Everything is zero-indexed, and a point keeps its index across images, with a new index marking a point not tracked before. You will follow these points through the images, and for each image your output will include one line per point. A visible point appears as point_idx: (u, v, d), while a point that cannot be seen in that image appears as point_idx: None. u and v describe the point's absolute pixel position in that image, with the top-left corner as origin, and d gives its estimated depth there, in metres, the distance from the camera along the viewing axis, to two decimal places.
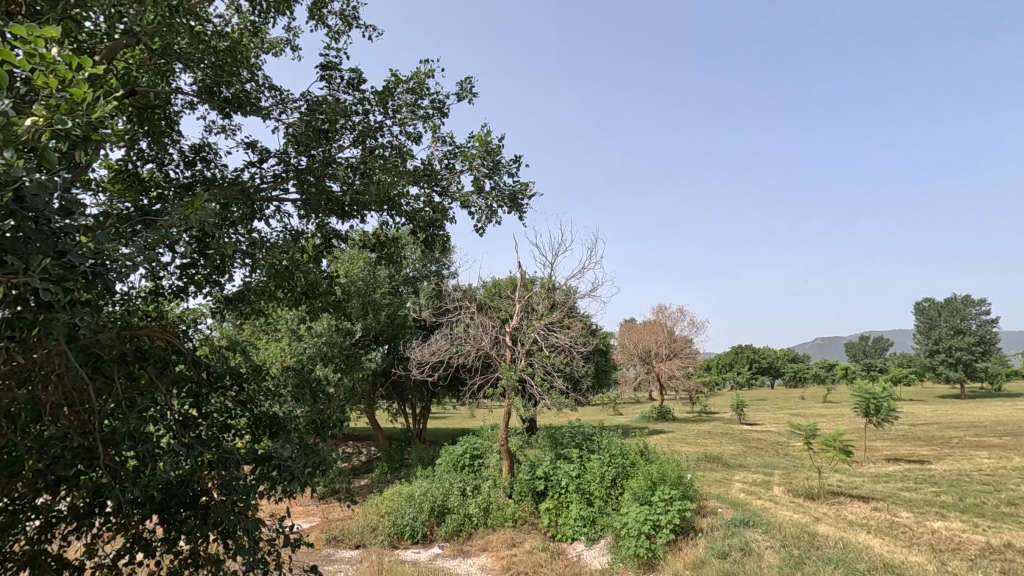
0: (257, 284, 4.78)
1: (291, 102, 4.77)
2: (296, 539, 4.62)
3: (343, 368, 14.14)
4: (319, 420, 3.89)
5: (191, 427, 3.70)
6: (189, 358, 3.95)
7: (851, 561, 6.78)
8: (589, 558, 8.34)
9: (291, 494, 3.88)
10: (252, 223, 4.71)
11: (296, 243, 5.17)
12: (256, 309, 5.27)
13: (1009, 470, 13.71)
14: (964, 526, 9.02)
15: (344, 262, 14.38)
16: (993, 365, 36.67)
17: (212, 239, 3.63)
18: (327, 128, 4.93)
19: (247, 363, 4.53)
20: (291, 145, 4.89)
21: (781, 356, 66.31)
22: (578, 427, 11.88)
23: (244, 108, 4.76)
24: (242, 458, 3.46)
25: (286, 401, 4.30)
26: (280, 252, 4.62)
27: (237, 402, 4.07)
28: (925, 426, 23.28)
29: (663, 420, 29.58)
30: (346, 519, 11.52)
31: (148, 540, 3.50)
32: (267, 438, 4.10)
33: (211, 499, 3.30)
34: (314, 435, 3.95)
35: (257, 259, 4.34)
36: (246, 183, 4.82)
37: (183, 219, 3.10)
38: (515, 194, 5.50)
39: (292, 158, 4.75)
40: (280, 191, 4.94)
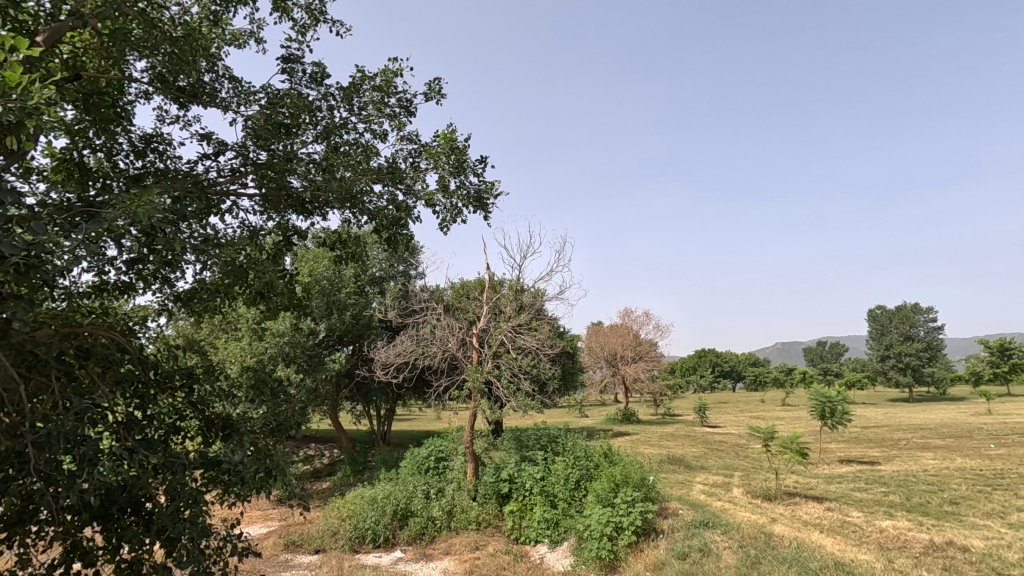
0: (211, 281, 4.58)
1: (252, 94, 4.61)
2: (248, 547, 4.40)
3: (305, 369, 13.79)
4: (275, 421, 3.70)
5: (136, 429, 3.49)
6: (136, 356, 3.74)
7: (805, 560, 6.94)
8: (552, 560, 8.32)
9: (244, 499, 3.69)
10: (207, 219, 4.50)
11: (253, 240, 4.98)
12: (212, 307, 5.05)
13: (952, 470, 14.38)
14: (910, 524, 9.38)
15: (308, 261, 14.04)
16: (939, 370, 38.46)
17: (161, 234, 3.45)
18: (288, 123, 4.76)
19: (200, 364, 4.33)
20: (250, 139, 4.70)
21: (743, 361, 68.30)
22: (544, 429, 11.88)
23: (199, 98, 4.57)
24: (190, 462, 3.25)
25: (241, 403, 4.09)
26: (236, 248, 4.44)
27: (188, 402, 3.85)
28: (877, 429, 24.26)
29: (628, 422, 30.02)
30: (305, 524, 11.21)
31: (88, 548, 3.27)
32: (219, 441, 3.89)
33: (156, 505, 3.10)
34: (269, 438, 3.77)
35: (211, 257, 4.15)
36: (200, 176, 4.61)
37: (129, 212, 2.93)
38: (481, 193, 5.44)
39: (252, 152, 4.55)
40: (238, 186, 4.76)
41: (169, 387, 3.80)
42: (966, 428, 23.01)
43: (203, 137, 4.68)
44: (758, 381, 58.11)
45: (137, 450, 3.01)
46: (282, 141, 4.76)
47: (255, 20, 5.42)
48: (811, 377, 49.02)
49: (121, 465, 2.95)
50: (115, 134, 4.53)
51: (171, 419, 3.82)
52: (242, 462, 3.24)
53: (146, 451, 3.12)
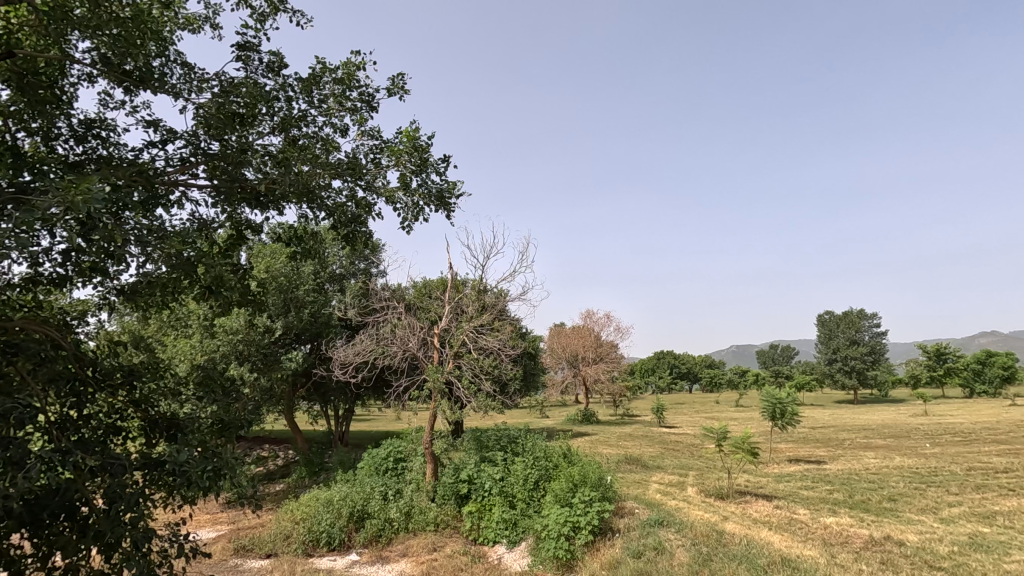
0: (156, 275, 4.34)
1: (204, 81, 4.41)
2: (195, 548, 4.20)
3: (260, 368, 13.31)
4: (223, 421, 3.53)
5: (70, 430, 3.26)
6: (73, 353, 3.50)
7: (753, 557, 7.15)
8: (509, 560, 8.29)
9: (190, 502, 3.51)
10: (153, 210, 4.28)
11: (203, 233, 4.76)
12: (159, 302, 4.81)
13: (891, 468, 15.12)
14: (852, 521, 9.80)
15: (264, 256, 13.57)
16: (881, 373, 40.44)
17: (101, 224, 3.26)
18: (243, 113, 4.57)
19: (144, 360, 4.11)
20: (202, 128, 4.50)
21: (699, 363, 70.25)
22: (504, 429, 11.86)
23: (148, 83, 4.35)
24: (131, 463, 3.06)
25: (187, 402, 3.88)
26: (185, 240, 4.23)
27: (127, 402, 3.61)
28: (824, 429, 25.30)
29: (588, 422, 30.35)
30: (257, 528, 10.85)
31: (16, 557, 3.03)
32: (163, 442, 3.65)
33: (94, 509, 2.91)
34: (217, 438, 3.59)
35: (155, 250, 3.94)
36: (146, 165, 4.38)
37: (65, 201, 2.75)
38: (443, 192, 5.39)
39: (203, 141, 4.34)
40: (188, 176, 4.54)
41: (109, 385, 3.57)
42: (904, 428, 24.32)
43: (150, 125, 4.45)
44: (713, 383, 59.87)
45: (72, 451, 2.82)
46: (237, 131, 4.58)
47: (211, 4, 5.21)
48: (763, 379, 50.83)
49: (51, 469, 2.74)
50: (53, 117, 4.26)
51: (110, 418, 3.58)
52: (188, 462, 3.06)
53: (81, 452, 2.92)
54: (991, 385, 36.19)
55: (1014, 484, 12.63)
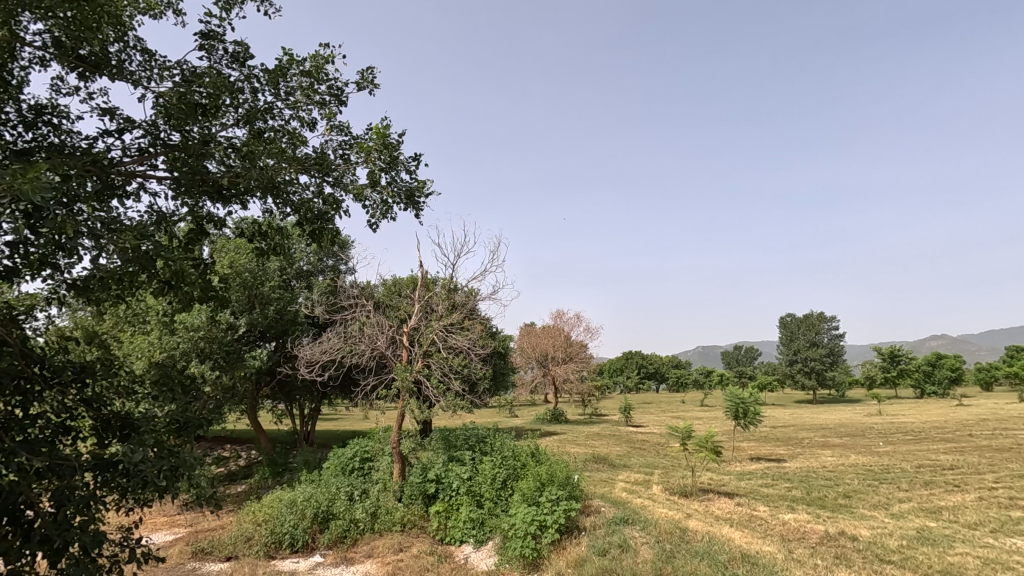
0: (111, 268, 4.17)
1: (164, 69, 4.26)
2: (149, 551, 4.05)
3: (222, 366, 12.81)
4: (181, 420, 3.39)
5: (14, 430, 3.10)
6: (20, 348, 3.28)
7: (715, 554, 7.33)
8: (476, 560, 8.27)
9: (144, 504, 3.38)
10: (108, 201, 4.10)
11: (162, 226, 4.58)
12: (114, 297, 4.62)
13: (846, 466, 15.69)
14: (808, 517, 10.12)
15: (228, 251, 13.19)
16: (839, 374, 41.89)
17: (51, 215, 3.11)
18: (206, 104, 4.43)
19: (97, 357, 3.94)
20: (162, 118, 4.34)
21: (666, 364, 71.52)
22: (472, 429, 11.87)
23: (104, 70, 4.17)
24: (80, 464, 2.93)
25: (142, 400, 3.69)
26: (142, 233, 4.07)
27: (78, 400, 3.38)
28: (784, 428, 26.10)
29: (556, 421, 30.55)
30: (216, 530, 10.55)
31: None
32: (117, 443, 3.40)
33: (41, 512, 2.78)
34: (174, 438, 3.44)
35: (110, 242, 3.78)
36: (101, 154, 4.21)
37: (10, 189, 2.61)
38: (413, 191, 5.34)
39: (163, 131, 4.19)
40: (146, 167, 4.38)
41: (59, 383, 3.34)
42: (859, 427, 25.26)
43: (106, 112, 4.27)
44: (680, 383, 61.04)
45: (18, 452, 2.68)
46: (199, 121, 4.43)
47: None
48: (728, 379, 52.09)
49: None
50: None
51: (59, 418, 3.37)
52: (142, 463, 2.94)
53: (27, 453, 2.78)
54: (940, 385, 37.90)
55: (959, 481, 13.26)
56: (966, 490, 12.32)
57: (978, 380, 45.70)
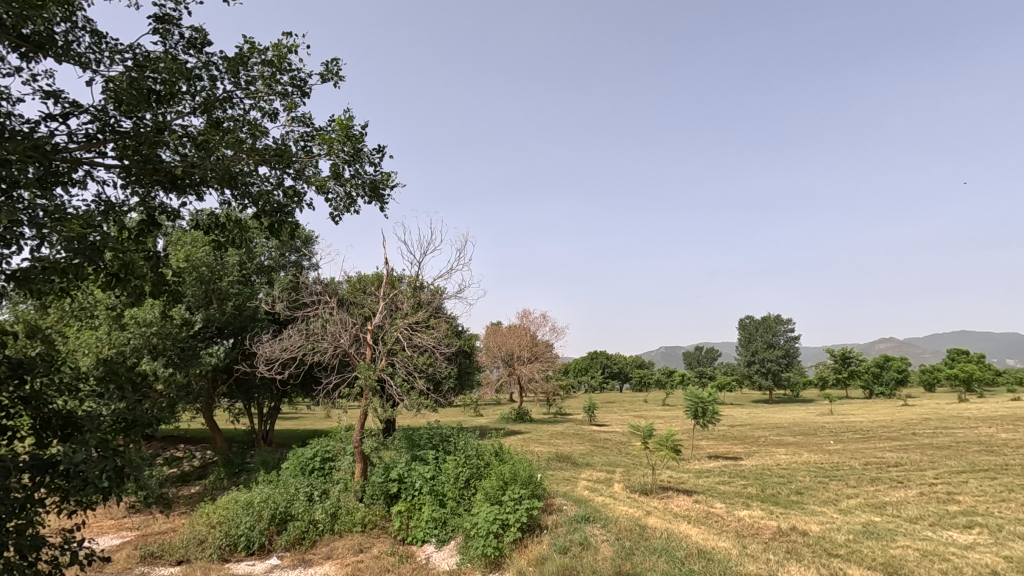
0: (55, 259, 3.93)
1: (115, 52, 4.05)
2: (92, 555, 3.85)
3: (175, 363, 12.34)
4: (128, 418, 3.19)
5: None
6: None
7: (672, 550, 7.49)
8: (438, 559, 8.20)
9: (88, 505, 3.20)
10: (51, 189, 3.87)
11: (111, 216, 4.35)
12: (58, 290, 4.36)
13: (798, 464, 16.27)
14: (762, 513, 10.44)
15: (184, 244, 12.72)
16: (794, 375, 43.38)
17: None
18: (160, 91, 4.23)
19: (37, 352, 3.71)
20: (112, 103, 4.13)
21: (630, 364, 72.69)
22: (436, 428, 11.79)
23: (49, 52, 3.95)
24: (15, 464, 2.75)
25: (86, 399, 3.48)
26: (88, 223, 3.85)
27: (16, 397, 3.15)
28: (741, 427, 26.89)
29: (521, 420, 30.63)
30: (167, 533, 10.15)
31: None
32: (58, 443, 3.18)
33: None
34: (120, 438, 3.25)
35: (54, 232, 3.56)
36: (44, 140, 3.98)
37: None
38: (377, 183, 5.25)
39: (113, 117, 3.98)
40: (94, 155, 4.16)
41: None
42: (812, 426, 26.22)
43: (50, 95, 4.02)
44: (643, 383, 62.16)
45: None
46: (153, 108, 4.24)
47: None
48: (689, 379, 53.36)
49: None
50: None
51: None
52: (83, 463, 2.78)
53: None
54: (887, 386, 39.71)
55: (902, 477, 13.91)
56: (908, 486, 12.92)
57: (922, 380, 48.05)
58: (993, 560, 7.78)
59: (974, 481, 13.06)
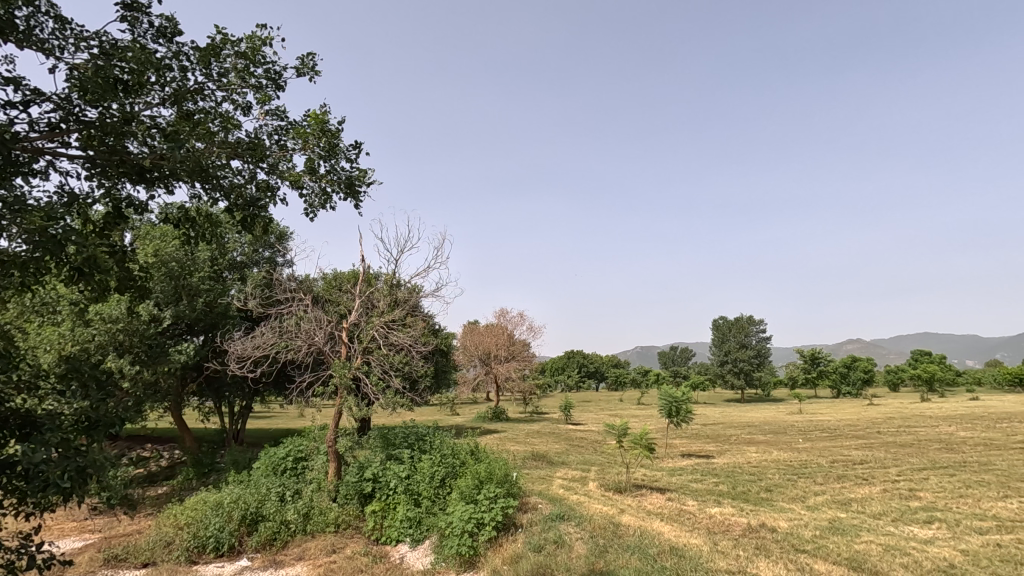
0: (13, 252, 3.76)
1: (80, 39, 3.91)
2: (52, 559, 3.68)
3: (142, 361, 12.00)
4: (90, 418, 3.02)
5: None
6: None
7: (645, 547, 7.58)
8: (412, 559, 8.15)
9: (47, 507, 3.05)
10: (10, 179, 3.71)
11: (74, 208, 4.20)
12: (17, 284, 4.18)
13: (768, 462, 16.62)
14: (733, 510, 10.64)
15: (153, 238, 12.38)
16: (765, 374, 44.30)
17: None
18: (128, 80, 4.10)
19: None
20: (77, 92, 3.98)
21: (605, 363, 73.32)
22: (412, 427, 11.71)
23: (9, 37, 3.80)
24: None
25: (47, 397, 3.32)
26: (49, 214, 3.70)
27: None
28: (713, 425, 27.37)
29: (497, 419, 30.64)
30: (132, 536, 9.87)
31: None
32: (15, 443, 3.02)
33: None
34: (82, 437, 3.10)
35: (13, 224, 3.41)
36: (3, 128, 3.82)
37: None
38: (353, 180, 5.19)
39: (77, 106, 3.85)
40: (57, 145, 4.01)
41: None
42: (782, 425, 26.81)
43: (9, 82, 3.87)
44: (618, 382, 62.78)
45: None
46: (120, 98, 4.11)
47: None
48: (663, 378, 54.08)
49: None
50: None
51: None
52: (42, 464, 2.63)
53: None
54: (854, 386, 40.83)
55: (867, 474, 14.32)
56: (872, 483, 13.31)
57: (886, 380, 49.54)
58: (951, 554, 8.06)
59: (934, 478, 13.53)
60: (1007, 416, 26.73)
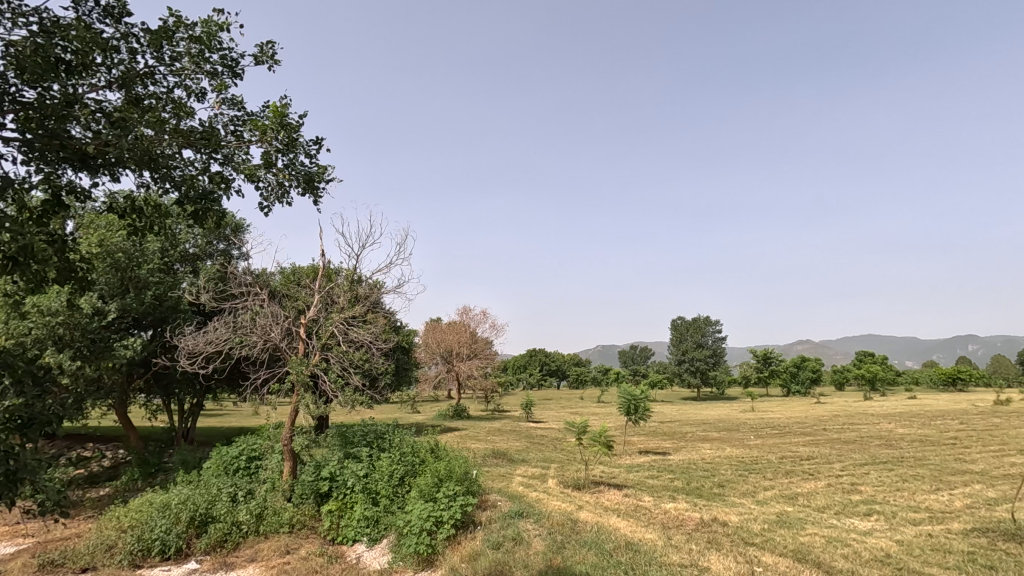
0: None
1: (17, 15, 3.67)
2: None
3: (85, 356, 11.40)
4: (24, 416, 2.85)
5: None
6: None
7: (601, 543, 7.71)
8: (368, 559, 8.04)
9: None
10: None
11: (8, 193, 3.95)
12: None
13: (721, 458, 17.16)
14: (687, 505, 10.94)
15: (98, 228, 11.78)
16: (720, 373, 45.66)
17: None
18: (71, 61, 3.88)
19: None
20: (13, 70, 3.74)
21: (567, 361, 74.21)
22: (371, 426, 11.56)
23: None
24: None
25: None
26: None
27: None
28: (670, 423, 28.05)
29: (458, 417, 30.53)
30: (70, 540, 9.39)
31: None
32: None
33: None
34: (13, 437, 2.92)
35: None
36: None
37: None
38: (312, 175, 5.08)
39: (14, 86, 3.62)
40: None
41: None
42: (735, 423, 27.71)
43: None
44: (579, 380, 63.60)
45: None
46: (62, 80, 3.89)
47: None
48: (623, 377, 55.07)
49: None
50: None
51: None
52: None
53: None
54: (803, 385, 42.61)
55: (813, 470, 14.96)
56: (817, 478, 13.92)
57: (833, 380, 51.81)
58: (887, 544, 8.51)
59: (874, 473, 14.24)
60: (941, 414, 28.38)
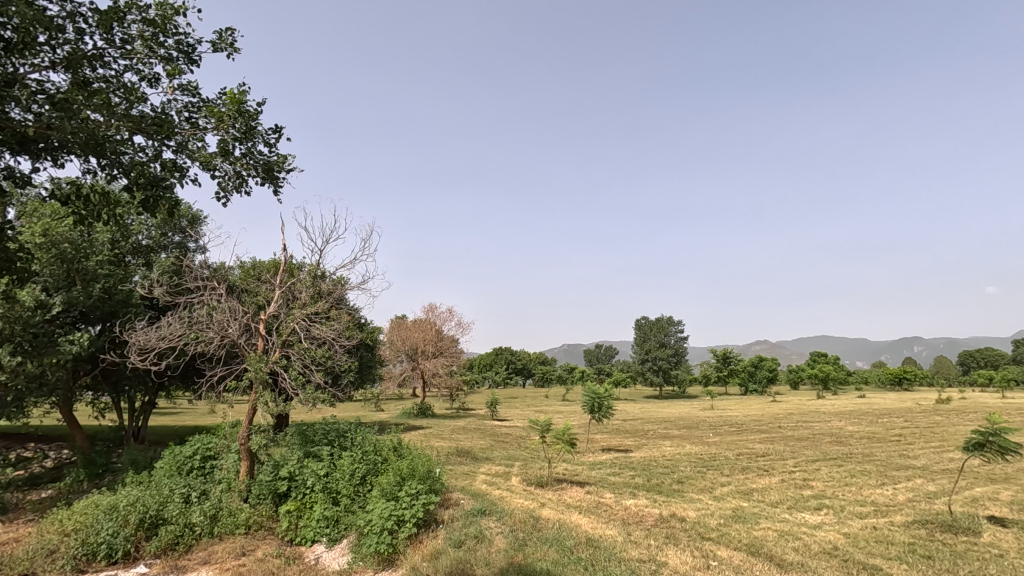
0: None
1: None
2: None
3: (25, 351, 10.79)
4: None
5: None
6: None
7: (562, 539, 7.77)
8: (327, 560, 7.87)
9: None
10: None
11: None
12: None
13: (681, 455, 17.54)
14: (646, 502, 11.13)
15: (41, 216, 11.17)
16: (681, 372, 46.66)
17: None
18: (11, 39, 3.65)
19: None
20: None
21: (533, 359, 74.57)
22: (332, 424, 11.34)
23: None
24: None
25: None
26: None
27: None
28: (633, 421, 28.50)
29: (423, 415, 30.25)
30: (8, 545, 8.88)
31: None
32: None
33: None
34: None
35: None
36: None
37: None
38: (272, 164, 4.93)
39: None
40: None
41: None
42: (694, 421, 28.37)
43: None
44: (544, 379, 64.02)
45: None
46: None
47: None
48: (588, 375, 55.63)
49: None
50: None
51: None
52: None
53: None
54: (760, 384, 43.98)
55: (768, 466, 15.45)
56: (772, 474, 14.37)
57: (788, 380, 53.66)
58: (835, 536, 8.85)
59: (825, 468, 14.80)
60: (887, 411, 29.77)
